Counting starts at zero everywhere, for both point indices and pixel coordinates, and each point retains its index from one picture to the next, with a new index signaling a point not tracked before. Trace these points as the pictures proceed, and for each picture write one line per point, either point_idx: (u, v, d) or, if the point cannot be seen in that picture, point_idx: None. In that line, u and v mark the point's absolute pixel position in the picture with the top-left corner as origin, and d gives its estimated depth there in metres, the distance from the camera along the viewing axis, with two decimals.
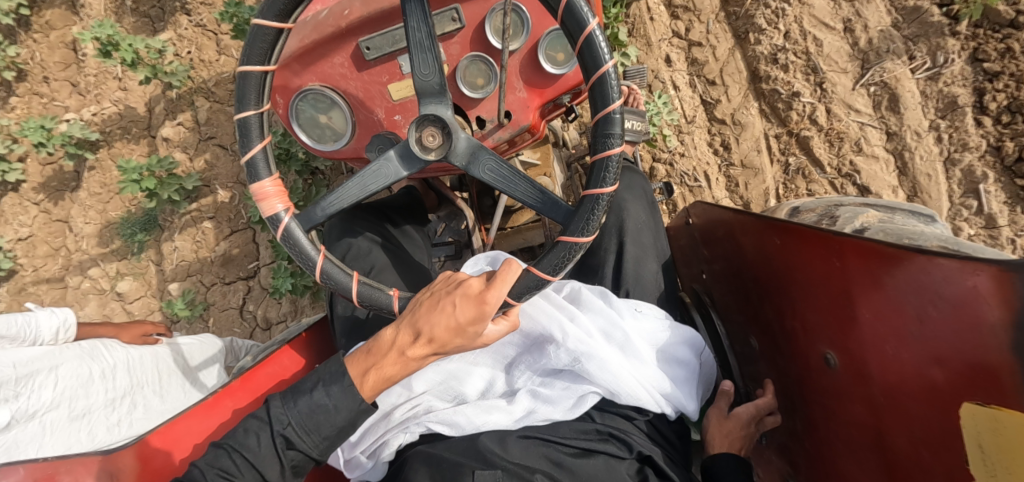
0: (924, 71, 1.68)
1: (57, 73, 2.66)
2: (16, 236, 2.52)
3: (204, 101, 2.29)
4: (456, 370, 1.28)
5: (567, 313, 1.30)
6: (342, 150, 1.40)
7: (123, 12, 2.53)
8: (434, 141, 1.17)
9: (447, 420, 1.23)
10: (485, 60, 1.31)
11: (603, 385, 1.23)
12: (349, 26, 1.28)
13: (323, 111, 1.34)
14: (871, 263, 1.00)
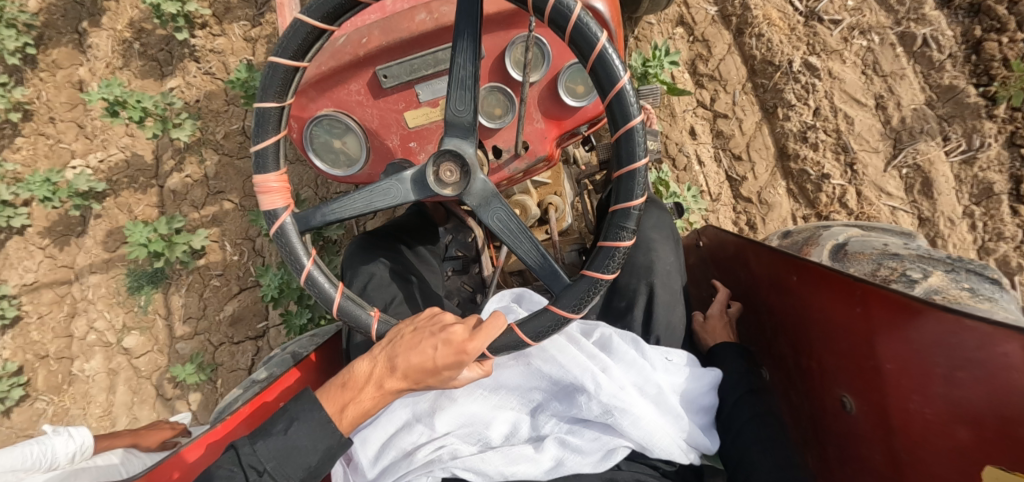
0: (959, 154, 1.69)
1: (64, 113, 2.62)
2: (21, 281, 2.48)
3: (213, 154, 2.24)
4: (480, 415, 1.33)
5: (599, 363, 1.34)
6: (356, 176, 1.44)
7: (131, 55, 2.49)
8: (452, 178, 1.19)
9: (474, 468, 1.29)
10: (505, 91, 1.32)
11: (634, 440, 1.29)
12: (367, 54, 1.32)
13: (338, 137, 1.39)
14: (897, 315, 1.13)
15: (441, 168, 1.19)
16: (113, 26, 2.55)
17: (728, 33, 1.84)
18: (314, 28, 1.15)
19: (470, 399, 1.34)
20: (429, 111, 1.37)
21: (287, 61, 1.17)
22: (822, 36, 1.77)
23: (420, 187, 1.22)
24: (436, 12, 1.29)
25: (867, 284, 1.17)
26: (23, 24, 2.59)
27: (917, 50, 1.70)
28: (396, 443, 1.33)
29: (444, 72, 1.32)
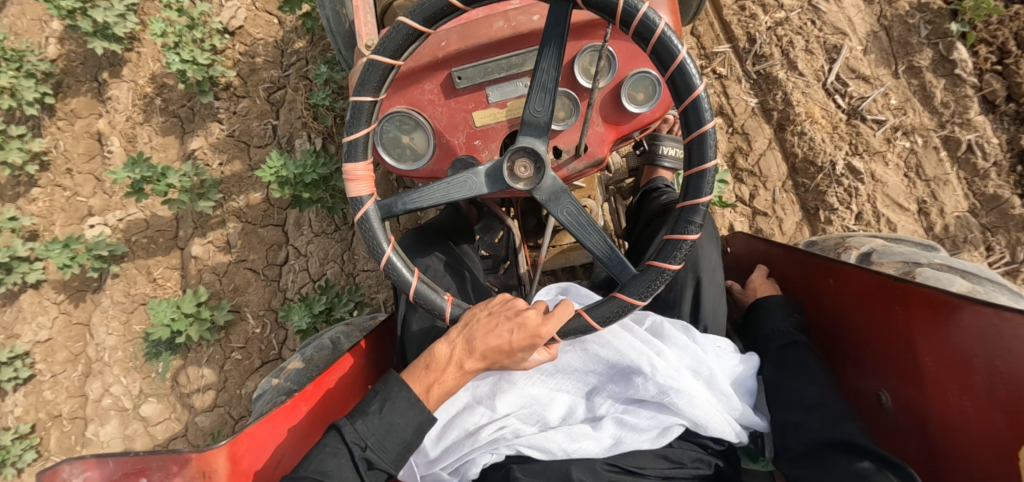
0: (1004, 267, 1.65)
1: (82, 165, 2.60)
2: (35, 337, 2.45)
3: (235, 221, 2.20)
4: (538, 396, 1.35)
5: (653, 348, 1.35)
6: (420, 172, 1.41)
7: (152, 111, 2.46)
8: (528, 173, 1.21)
9: (538, 445, 1.29)
10: (571, 96, 1.32)
11: (689, 418, 1.29)
12: (445, 57, 1.34)
13: (407, 132, 1.36)
14: (935, 314, 1.14)
15: (517, 163, 1.21)
16: (134, 78, 2.54)
17: (768, 127, 1.83)
18: (415, 29, 1.16)
19: (527, 379, 1.36)
20: (497, 112, 1.36)
21: (386, 57, 1.18)
22: (865, 136, 1.76)
23: (496, 173, 1.23)
24: (514, 20, 1.31)
25: (907, 284, 1.19)
26: (43, 75, 2.59)
27: (961, 156, 1.69)
28: (459, 423, 1.35)
29: (516, 75, 1.34)
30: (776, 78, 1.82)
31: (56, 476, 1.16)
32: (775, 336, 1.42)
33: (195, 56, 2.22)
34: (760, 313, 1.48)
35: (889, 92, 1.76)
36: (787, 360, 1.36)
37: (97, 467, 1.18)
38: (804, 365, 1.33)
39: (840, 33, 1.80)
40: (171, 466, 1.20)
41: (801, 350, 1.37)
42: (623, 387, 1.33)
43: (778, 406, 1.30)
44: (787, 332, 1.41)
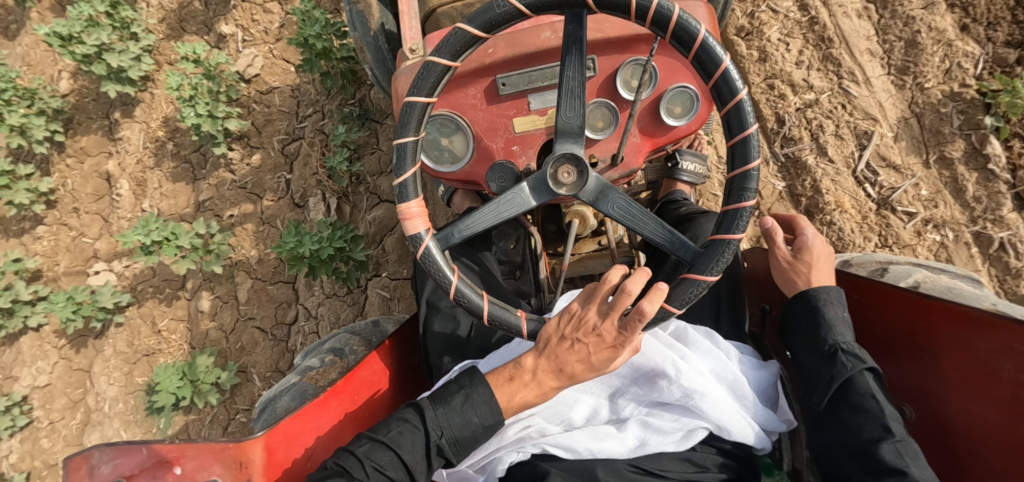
0: None
1: (89, 205, 2.55)
2: (33, 383, 2.39)
3: (245, 277, 2.16)
4: (562, 396, 1.32)
5: (678, 352, 1.33)
6: (456, 174, 1.37)
7: (163, 155, 2.42)
8: (570, 180, 1.16)
9: (564, 444, 1.26)
10: (611, 106, 1.29)
11: (713, 421, 1.26)
12: (491, 63, 1.29)
13: (447, 135, 1.33)
14: (958, 325, 1.19)
15: (559, 169, 1.15)
16: (146, 119, 2.51)
17: (796, 212, 1.80)
18: (472, 35, 1.10)
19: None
20: (537, 119, 1.32)
21: (445, 59, 1.12)
22: (895, 228, 1.73)
23: (538, 178, 1.18)
24: (561, 30, 1.28)
25: (929, 297, 1.23)
26: (54, 113, 2.56)
27: (994, 254, 1.66)
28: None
29: (560, 83, 1.30)
30: (805, 163, 1.82)
31: (86, 462, 1.17)
32: (835, 362, 1.22)
33: (209, 108, 2.19)
34: (811, 329, 1.28)
35: (920, 183, 1.74)
36: (852, 396, 1.18)
37: (128, 454, 1.18)
38: (877, 404, 1.16)
39: (871, 119, 1.79)
40: (205, 456, 1.21)
41: (869, 382, 1.19)
42: (649, 388, 1.31)
43: (843, 451, 1.17)
44: (851, 359, 1.21)
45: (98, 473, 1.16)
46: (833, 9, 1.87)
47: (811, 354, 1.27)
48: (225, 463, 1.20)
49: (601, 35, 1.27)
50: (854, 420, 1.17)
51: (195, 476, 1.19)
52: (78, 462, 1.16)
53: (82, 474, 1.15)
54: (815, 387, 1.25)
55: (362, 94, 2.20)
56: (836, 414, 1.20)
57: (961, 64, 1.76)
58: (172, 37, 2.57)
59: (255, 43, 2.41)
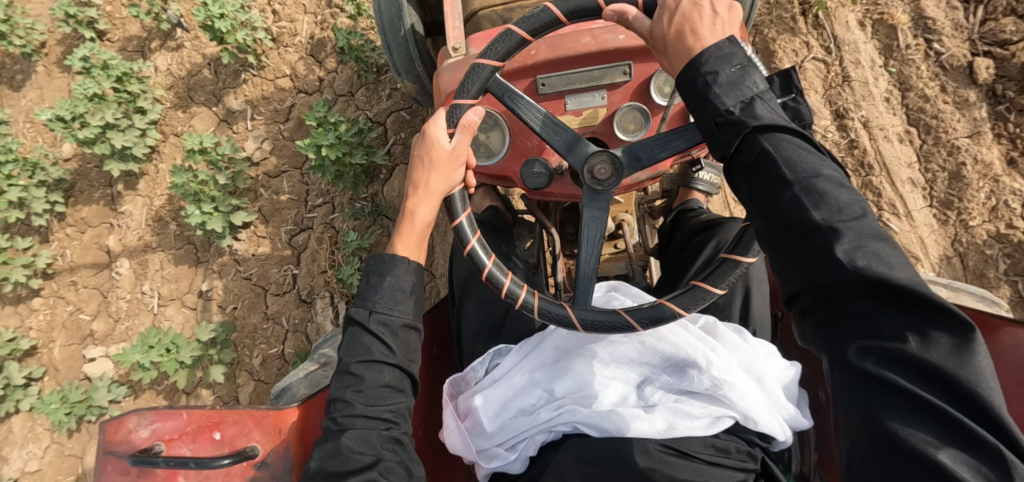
0: None
1: (88, 279, 2.47)
2: (22, 467, 2.31)
3: (247, 379, 2.10)
4: (592, 381, 1.37)
5: (708, 344, 1.37)
6: (491, 169, 1.51)
7: (166, 235, 2.34)
8: (609, 175, 1.30)
9: (593, 423, 1.32)
10: (644, 110, 1.38)
11: (739, 410, 1.29)
12: (534, 64, 1.41)
13: (486, 131, 1.46)
14: (977, 332, 1.23)
15: (596, 165, 1.30)
16: (149, 193, 2.43)
17: None
18: (521, 36, 1.26)
19: (581, 364, 1.39)
20: (572, 119, 1.43)
21: (494, 60, 1.28)
22: None
23: (589, 195, 1.32)
24: (600, 37, 1.38)
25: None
26: (55, 182, 2.49)
27: None
28: (513, 404, 1.42)
29: (597, 87, 1.40)
30: None
31: (123, 426, 1.26)
32: (768, 163, 0.93)
33: (218, 205, 2.14)
34: (754, 174, 0.94)
35: None
36: (785, 196, 0.90)
37: (167, 419, 1.28)
38: (810, 200, 0.88)
39: (911, 257, 1.72)
40: (245, 422, 1.30)
41: (801, 168, 0.90)
42: (678, 377, 1.35)
43: (805, 285, 0.86)
44: (732, 128, 0.96)
45: (135, 437, 1.26)
46: (873, 133, 1.81)
47: (756, 198, 0.94)
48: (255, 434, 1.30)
49: (638, 44, 1.37)
50: (801, 248, 0.87)
51: (234, 442, 1.28)
52: (116, 426, 1.26)
53: (120, 436, 1.25)
54: (750, 195, 0.96)
55: (375, 189, 2.15)
56: (785, 272, 0.90)
57: (1009, 203, 1.67)
58: (179, 107, 2.50)
59: (263, 124, 2.34)
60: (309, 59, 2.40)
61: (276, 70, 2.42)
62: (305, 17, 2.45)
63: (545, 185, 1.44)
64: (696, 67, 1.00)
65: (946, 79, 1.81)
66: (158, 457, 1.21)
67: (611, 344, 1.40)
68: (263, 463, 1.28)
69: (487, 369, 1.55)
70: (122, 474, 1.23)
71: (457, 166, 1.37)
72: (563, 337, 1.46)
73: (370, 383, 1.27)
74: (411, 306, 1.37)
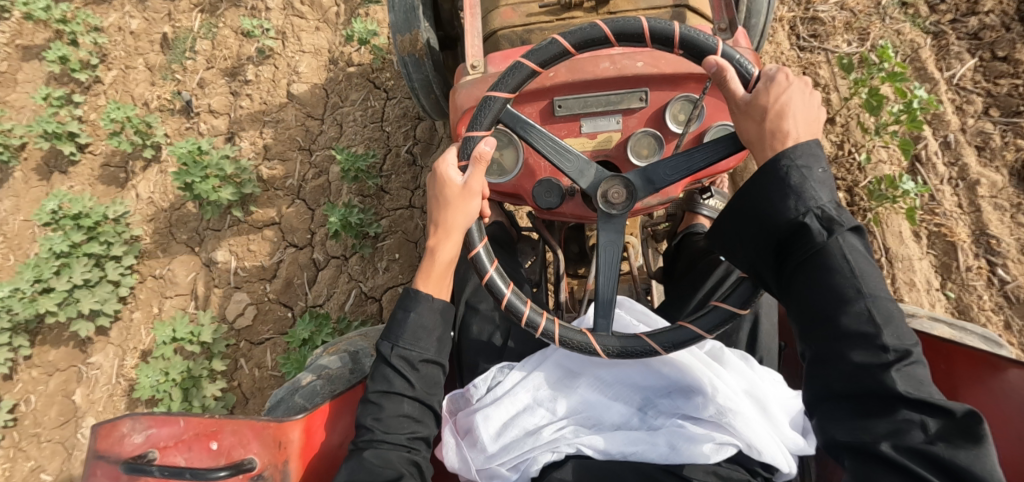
0: None
1: (51, 431, 2.26)
2: None
3: None
4: (595, 403, 1.32)
5: (713, 371, 1.31)
6: (502, 186, 1.50)
7: (136, 399, 2.15)
8: (623, 198, 1.28)
9: (596, 444, 1.27)
10: (658, 137, 1.41)
11: (745, 440, 1.21)
12: (552, 86, 1.40)
13: (500, 148, 1.43)
14: (978, 371, 1.22)
15: (609, 190, 1.28)
16: (122, 343, 2.23)
17: None
18: (563, 48, 1.24)
19: (585, 384, 1.34)
20: (586, 142, 1.45)
21: (533, 63, 1.25)
22: None
23: (603, 218, 1.30)
24: (619, 63, 1.38)
25: (951, 342, 1.27)
26: (23, 324, 2.30)
27: None
28: (516, 422, 1.32)
29: (613, 111, 1.42)
30: None
31: (116, 430, 1.18)
32: (838, 269, 1.01)
33: (188, 401, 1.95)
34: (813, 270, 1.03)
35: None
36: (847, 304, 1.01)
37: (163, 424, 1.19)
38: (877, 318, 1.00)
39: None
40: (244, 433, 1.21)
41: (869, 282, 1.01)
42: (684, 402, 1.28)
43: (845, 381, 0.99)
44: (823, 227, 1.02)
45: (128, 441, 1.17)
46: None
47: (806, 295, 1.04)
48: (261, 441, 1.21)
49: (656, 72, 1.38)
50: (854, 354, 0.99)
51: (231, 454, 1.20)
52: (109, 429, 1.18)
53: (112, 441, 1.16)
54: (802, 288, 1.04)
55: None
56: (826, 366, 1.02)
57: None
58: (159, 246, 2.31)
59: (248, 282, 2.13)
60: (302, 206, 2.21)
61: (264, 215, 2.21)
62: (298, 155, 2.28)
63: (557, 202, 1.46)
64: (791, 157, 1.05)
65: (1012, 314, 1.61)
66: (152, 465, 1.12)
67: (614, 366, 1.35)
68: (260, 476, 1.19)
69: (489, 387, 1.42)
70: (111, 481, 1.14)
71: (474, 196, 1.29)
72: (565, 356, 1.39)
73: (395, 413, 1.23)
74: (435, 343, 1.30)
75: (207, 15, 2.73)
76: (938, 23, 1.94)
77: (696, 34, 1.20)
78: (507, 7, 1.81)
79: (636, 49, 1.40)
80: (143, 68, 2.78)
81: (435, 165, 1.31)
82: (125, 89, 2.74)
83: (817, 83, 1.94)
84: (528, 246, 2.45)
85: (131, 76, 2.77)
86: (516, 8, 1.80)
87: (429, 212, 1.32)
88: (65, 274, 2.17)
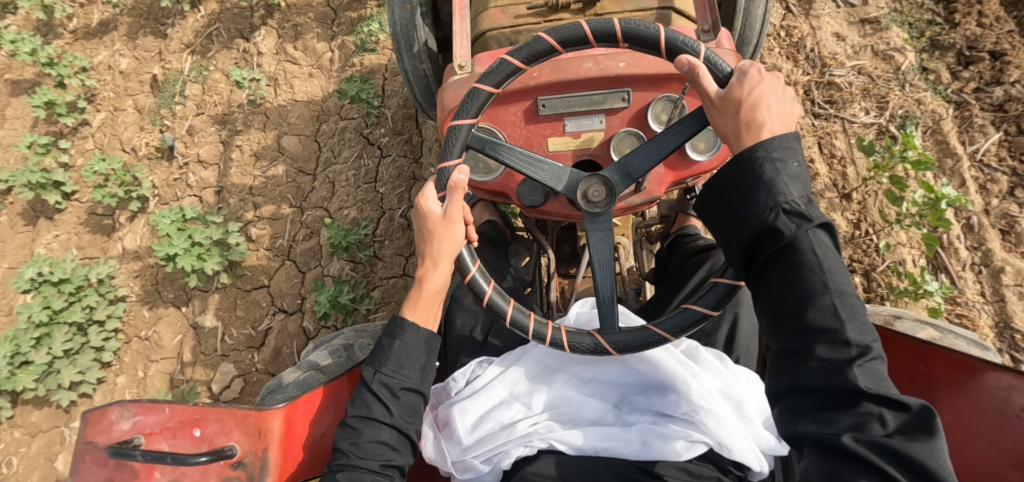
0: None
1: None
2: None
3: None
4: (571, 399, 1.35)
5: (689, 369, 1.32)
6: (488, 184, 1.54)
7: None
8: (603, 197, 1.28)
9: (569, 440, 1.30)
10: (640, 136, 1.41)
11: (715, 438, 1.23)
12: (536, 85, 1.42)
13: (485, 148, 1.49)
14: (958, 375, 1.23)
15: (589, 188, 1.28)
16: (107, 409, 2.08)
17: None
18: (549, 45, 1.25)
19: (561, 380, 1.37)
20: (569, 141, 1.46)
21: (518, 60, 1.27)
22: None
23: (587, 218, 1.31)
24: (603, 63, 1.40)
25: (932, 345, 1.27)
26: None
27: None
28: (493, 415, 1.35)
29: (596, 111, 1.43)
30: None
31: (104, 417, 1.19)
32: (807, 262, 1.00)
33: None
34: (785, 265, 1.01)
35: None
36: (814, 298, 0.99)
37: (150, 412, 1.21)
38: (843, 312, 0.98)
39: None
40: (227, 422, 1.24)
41: (836, 277, 0.99)
42: (658, 400, 1.32)
43: (807, 372, 0.96)
44: (794, 220, 1.00)
45: (116, 428, 1.18)
46: None
47: (776, 289, 1.02)
48: (243, 431, 1.24)
49: (638, 72, 1.40)
50: (819, 348, 0.96)
51: (214, 441, 1.22)
52: (98, 416, 1.19)
53: (100, 427, 1.17)
54: (772, 282, 1.03)
55: None
56: (792, 359, 0.99)
57: None
58: (145, 304, 2.22)
59: (236, 350, 2.06)
60: (292, 269, 2.13)
61: (253, 280, 2.13)
62: (289, 214, 2.19)
63: (540, 202, 1.49)
64: (766, 149, 1.04)
65: None
66: (138, 449, 1.15)
67: (592, 364, 1.37)
68: (240, 464, 1.21)
69: (468, 381, 1.46)
70: (99, 466, 1.15)
71: (456, 222, 1.27)
72: (545, 353, 1.41)
73: (372, 440, 1.21)
74: (419, 371, 1.29)
75: (198, 57, 2.65)
76: (961, 92, 1.84)
77: (662, 33, 1.22)
78: (497, 8, 1.81)
79: (619, 51, 1.42)
80: (131, 110, 2.70)
81: (417, 199, 1.32)
82: (112, 132, 2.66)
83: (832, 155, 1.85)
84: (522, 245, 2.36)
85: (120, 119, 2.68)
86: (505, 9, 1.80)
87: (418, 244, 1.33)
88: (45, 346, 2.09)
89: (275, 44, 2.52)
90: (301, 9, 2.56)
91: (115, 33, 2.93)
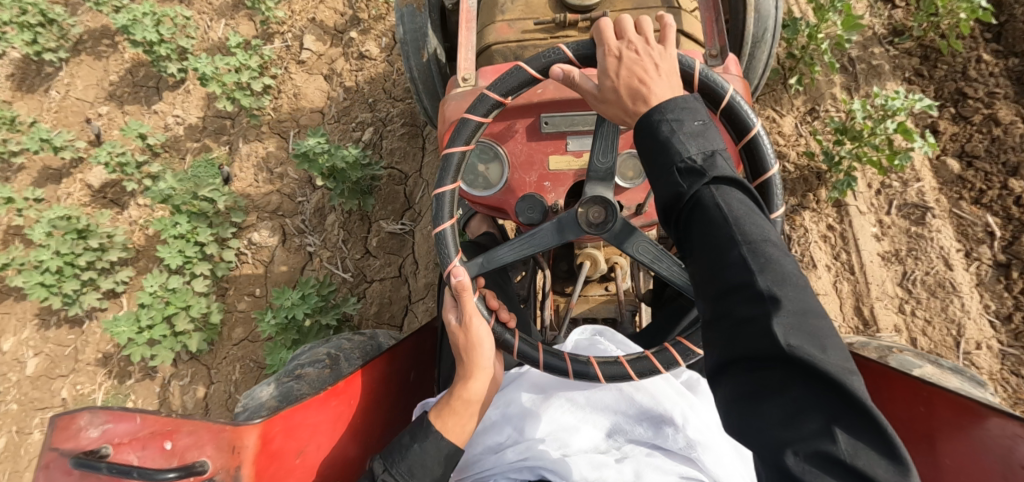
0: None
1: None
2: None
3: None
4: (565, 423, 1.25)
5: (687, 402, 1.26)
6: (487, 200, 1.34)
7: None
8: (602, 218, 1.15)
9: (558, 469, 1.15)
10: None
11: (711, 476, 1.15)
12: (538, 101, 1.26)
13: (485, 161, 1.31)
14: (959, 418, 1.13)
15: (587, 212, 1.15)
16: None
17: None
18: (529, 74, 1.12)
19: (557, 405, 1.29)
20: (571, 160, 1.30)
21: (499, 90, 1.13)
22: None
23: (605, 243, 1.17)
24: None
25: (931, 385, 1.18)
26: None
27: None
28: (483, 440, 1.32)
29: None
30: None
31: (74, 422, 1.06)
32: (715, 218, 0.83)
33: None
34: (695, 222, 0.85)
35: None
36: (726, 250, 0.81)
37: (121, 420, 1.08)
38: (756, 262, 0.78)
39: None
40: (201, 434, 1.13)
41: (750, 226, 0.82)
42: (654, 432, 1.22)
43: (726, 351, 0.76)
44: (689, 178, 0.87)
45: (83, 436, 1.06)
46: None
47: (692, 251, 0.85)
48: (218, 445, 1.13)
49: None
50: (737, 307, 0.77)
51: (185, 455, 1.11)
52: (66, 421, 1.06)
53: (67, 434, 1.04)
54: (689, 245, 0.86)
55: None
56: (712, 326, 0.80)
57: None
58: None
59: None
60: None
61: None
62: None
63: (541, 220, 1.25)
64: (661, 111, 0.93)
65: None
66: (102, 462, 1.02)
67: (588, 388, 1.31)
68: (210, 480, 1.10)
69: None
70: (64, 477, 1.04)
71: (476, 323, 1.17)
72: (539, 376, 1.38)
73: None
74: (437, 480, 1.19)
75: (115, 382, 2.12)
76: None
77: None
78: (503, 22, 1.70)
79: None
80: (40, 433, 2.17)
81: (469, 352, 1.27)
82: (14, 468, 2.14)
83: None
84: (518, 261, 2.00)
85: (25, 447, 2.16)
86: (512, 24, 1.68)
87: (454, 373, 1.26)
88: None
89: (204, 396, 1.97)
90: (239, 343, 1.99)
91: (29, 303, 2.33)
